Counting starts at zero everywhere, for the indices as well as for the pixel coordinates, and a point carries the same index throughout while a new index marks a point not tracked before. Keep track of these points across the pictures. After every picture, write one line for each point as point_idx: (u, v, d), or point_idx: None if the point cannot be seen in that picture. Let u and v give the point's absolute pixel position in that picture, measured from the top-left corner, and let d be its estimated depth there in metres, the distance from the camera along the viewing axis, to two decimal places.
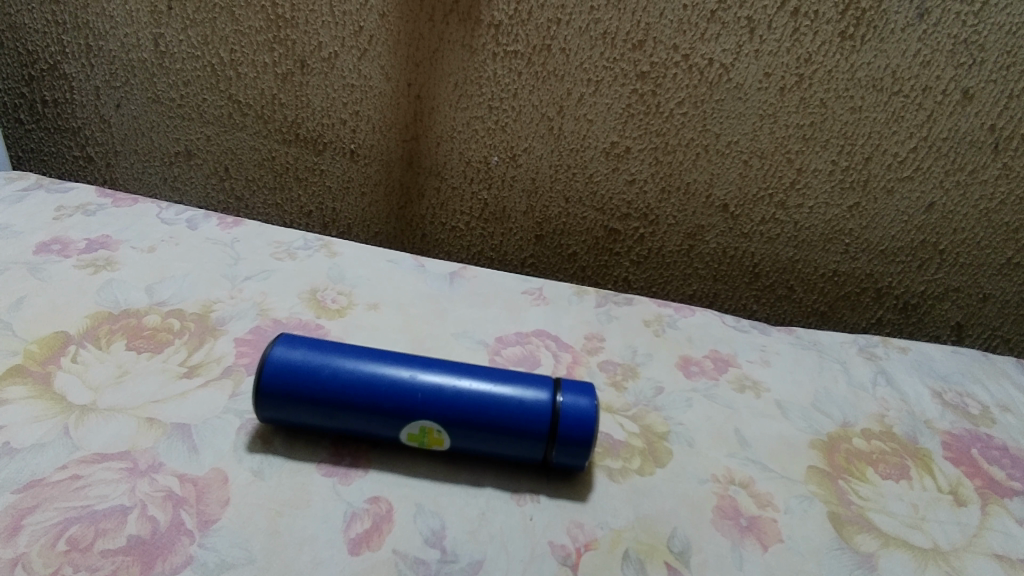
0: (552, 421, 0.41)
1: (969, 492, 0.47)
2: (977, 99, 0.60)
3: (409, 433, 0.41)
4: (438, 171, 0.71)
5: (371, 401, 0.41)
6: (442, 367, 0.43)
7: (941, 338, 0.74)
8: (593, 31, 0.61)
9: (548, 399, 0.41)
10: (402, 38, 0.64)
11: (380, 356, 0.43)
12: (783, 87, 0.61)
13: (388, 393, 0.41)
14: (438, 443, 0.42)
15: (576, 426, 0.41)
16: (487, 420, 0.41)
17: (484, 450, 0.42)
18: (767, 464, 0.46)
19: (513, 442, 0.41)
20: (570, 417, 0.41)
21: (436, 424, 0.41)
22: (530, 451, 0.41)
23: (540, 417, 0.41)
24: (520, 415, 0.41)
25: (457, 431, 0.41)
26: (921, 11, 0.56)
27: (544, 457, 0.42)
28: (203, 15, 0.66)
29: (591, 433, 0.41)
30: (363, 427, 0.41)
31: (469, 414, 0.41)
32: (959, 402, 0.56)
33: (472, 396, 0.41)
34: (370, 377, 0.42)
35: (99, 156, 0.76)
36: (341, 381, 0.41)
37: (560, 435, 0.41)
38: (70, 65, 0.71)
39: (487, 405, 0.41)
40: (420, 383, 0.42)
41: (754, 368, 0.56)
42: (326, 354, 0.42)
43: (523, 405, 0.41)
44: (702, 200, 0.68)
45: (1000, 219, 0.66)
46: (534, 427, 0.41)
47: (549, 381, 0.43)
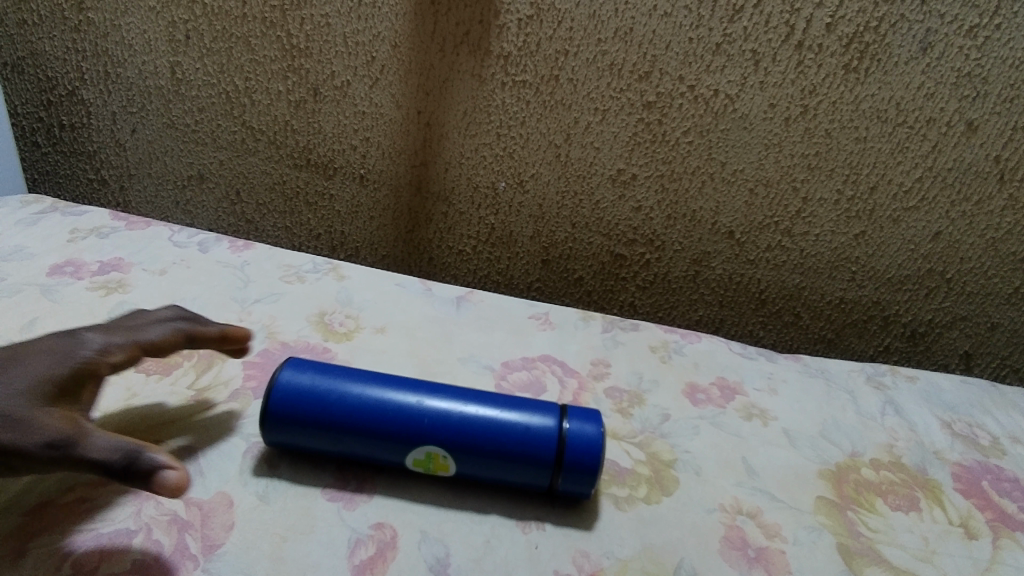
0: (558, 448, 0.41)
1: (980, 525, 0.46)
2: (981, 130, 0.60)
3: (412, 459, 0.41)
4: (446, 197, 0.72)
5: (375, 426, 0.41)
6: (449, 393, 0.43)
7: (950, 367, 0.74)
8: (600, 62, 0.62)
9: (555, 426, 0.41)
10: (413, 67, 0.65)
11: (387, 381, 0.43)
12: (787, 118, 0.62)
13: (395, 418, 0.41)
14: (444, 468, 0.42)
15: (581, 453, 0.40)
16: (493, 446, 0.41)
17: (490, 477, 0.41)
18: (775, 494, 0.46)
19: (518, 469, 0.41)
20: (577, 445, 0.41)
21: (441, 450, 0.41)
22: (535, 478, 0.41)
23: (546, 443, 0.41)
24: (526, 441, 0.41)
25: (463, 456, 0.41)
26: (924, 45, 0.57)
27: (550, 485, 0.41)
28: (219, 44, 0.67)
29: (597, 461, 0.41)
30: (369, 452, 0.41)
31: (475, 440, 0.41)
32: (969, 432, 0.55)
33: (478, 422, 0.41)
34: (377, 402, 0.42)
35: (113, 179, 0.78)
36: (347, 405, 0.41)
37: (566, 463, 0.40)
38: (88, 91, 0.72)
39: (494, 431, 0.41)
40: (427, 409, 0.42)
41: (761, 397, 0.56)
42: (333, 378, 0.42)
43: (528, 431, 0.41)
44: (707, 227, 0.69)
45: (1008, 249, 0.66)
46: (540, 454, 0.41)
47: (555, 409, 0.43)
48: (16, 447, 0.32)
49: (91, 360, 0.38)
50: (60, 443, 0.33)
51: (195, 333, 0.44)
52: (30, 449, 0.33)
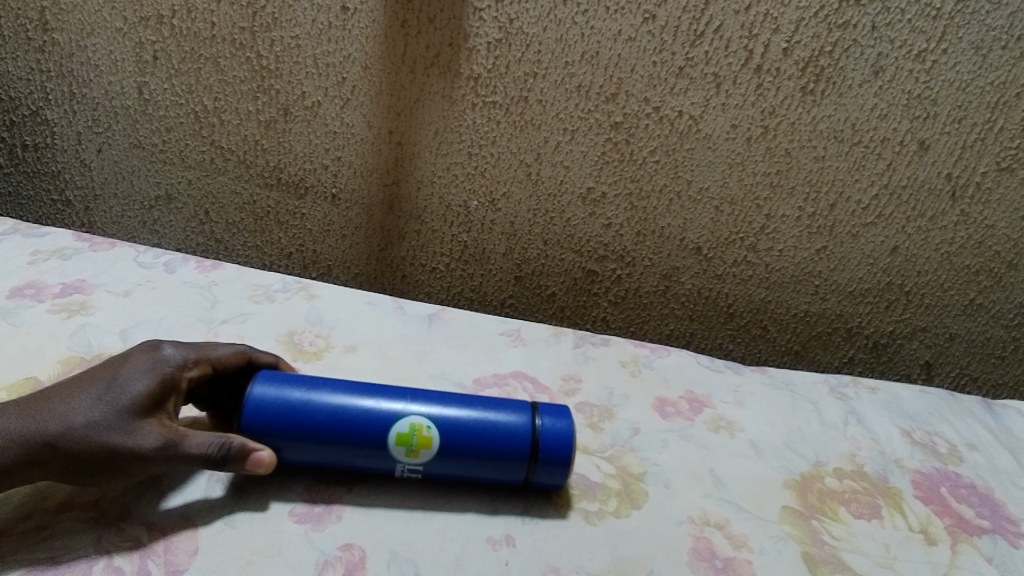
0: (532, 443, 0.43)
1: (938, 531, 0.47)
2: (932, 149, 0.62)
3: (392, 446, 0.42)
4: (418, 215, 0.72)
5: (344, 430, 0.42)
6: (413, 394, 0.44)
7: (911, 377, 0.76)
8: (568, 84, 0.63)
9: (526, 423, 0.43)
10: (383, 89, 0.66)
11: (351, 388, 0.44)
12: (749, 138, 0.64)
13: (366, 423, 0.42)
14: (426, 445, 0.42)
15: (556, 446, 0.43)
16: (469, 445, 0.43)
17: (468, 476, 0.43)
18: (742, 505, 0.47)
19: (496, 465, 0.43)
20: (549, 439, 0.43)
21: (418, 449, 0.42)
22: (511, 474, 0.43)
23: (519, 439, 0.43)
24: (498, 438, 0.43)
25: (440, 456, 0.43)
26: (876, 68, 0.59)
27: (526, 478, 0.43)
28: (187, 65, 0.67)
29: (570, 453, 0.43)
30: (344, 458, 0.42)
31: (450, 438, 0.43)
32: (928, 441, 0.57)
33: (449, 422, 0.43)
34: (343, 406, 0.43)
35: (78, 200, 0.77)
36: (315, 412, 0.42)
37: (540, 457, 0.43)
38: (52, 111, 0.72)
39: (465, 430, 0.43)
40: (394, 409, 0.43)
41: (729, 410, 0.57)
42: (297, 386, 0.43)
43: (500, 428, 0.43)
44: (676, 243, 0.70)
45: (962, 262, 0.68)
46: (516, 451, 0.43)
47: (522, 405, 0.45)
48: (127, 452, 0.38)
49: (177, 372, 0.41)
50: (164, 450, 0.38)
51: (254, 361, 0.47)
52: (147, 451, 0.38)
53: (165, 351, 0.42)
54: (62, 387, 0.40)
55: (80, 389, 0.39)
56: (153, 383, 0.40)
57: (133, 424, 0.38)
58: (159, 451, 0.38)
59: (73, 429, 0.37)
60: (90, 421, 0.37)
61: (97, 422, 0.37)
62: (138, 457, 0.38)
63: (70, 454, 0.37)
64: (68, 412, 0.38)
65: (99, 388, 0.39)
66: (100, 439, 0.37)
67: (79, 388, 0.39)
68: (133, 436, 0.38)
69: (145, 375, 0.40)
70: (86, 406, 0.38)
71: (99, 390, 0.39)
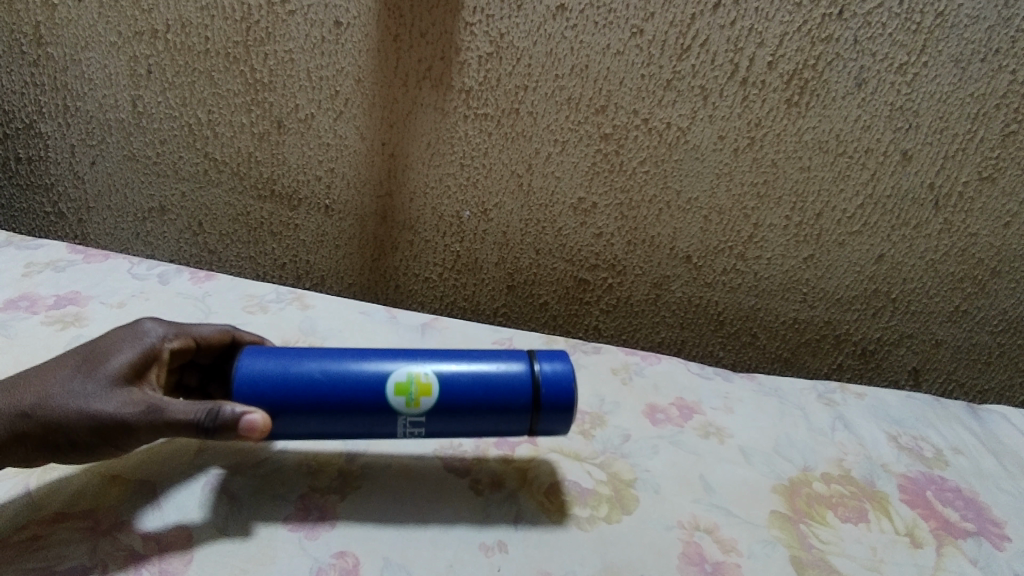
0: (527, 387, 0.45)
1: (925, 534, 0.48)
2: (915, 160, 0.64)
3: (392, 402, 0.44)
4: (411, 225, 0.73)
5: (345, 400, 0.43)
6: (402, 354, 0.46)
7: (900, 383, 0.77)
8: (558, 96, 0.64)
9: (516, 370, 0.45)
10: (376, 101, 0.66)
11: (337, 354, 0.45)
12: (736, 149, 0.65)
13: (365, 383, 0.44)
14: (425, 393, 0.44)
15: (551, 388, 0.45)
16: (472, 397, 0.44)
17: (480, 428, 0.45)
18: (732, 510, 0.47)
19: (503, 413, 0.44)
20: (541, 382, 0.45)
21: (422, 402, 0.44)
22: (518, 420, 0.45)
23: (517, 388, 0.45)
24: (497, 391, 0.45)
25: (448, 411, 0.44)
26: (859, 81, 0.60)
27: (534, 425, 0.45)
28: (181, 79, 0.68)
29: (568, 390, 0.45)
30: (354, 419, 0.44)
31: (451, 391, 0.44)
32: (914, 445, 0.58)
33: (445, 379, 0.44)
34: (338, 373, 0.44)
35: (71, 212, 0.78)
36: (313, 380, 0.43)
37: (541, 404, 0.45)
38: (46, 124, 0.73)
39: (463, 387, 0.44)
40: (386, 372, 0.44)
41: (719, 416, 0.58)
42: (285, 359, 0.44)
43: (498, 381, 0.45)
44: (666, 252, 0.71)
45: (946, 270, 0.69)
46: (516, 395, 0.44)
47: (510, 355, 0.46)
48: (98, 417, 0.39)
49: (156, 345, 0.44)
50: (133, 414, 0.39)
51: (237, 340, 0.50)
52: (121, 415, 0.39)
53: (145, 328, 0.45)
54: (47, 369, 0.42)
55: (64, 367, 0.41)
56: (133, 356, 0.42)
57: (113, 392, 0.40)
58: (143, 418, 0.39)
59: (58, 403, 0.39)
60: (75, 394, 0.39)
61: (80, 394, 0.39)
62: (120, 423, 0.39)
63: (58, 428, 0.39)
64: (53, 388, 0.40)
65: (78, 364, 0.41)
66: (85, 410, 0.39)
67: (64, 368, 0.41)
68: (117, 404, 0.39)
69: (125, 348, 0.42)
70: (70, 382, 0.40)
71: (79, 365, 0.41)
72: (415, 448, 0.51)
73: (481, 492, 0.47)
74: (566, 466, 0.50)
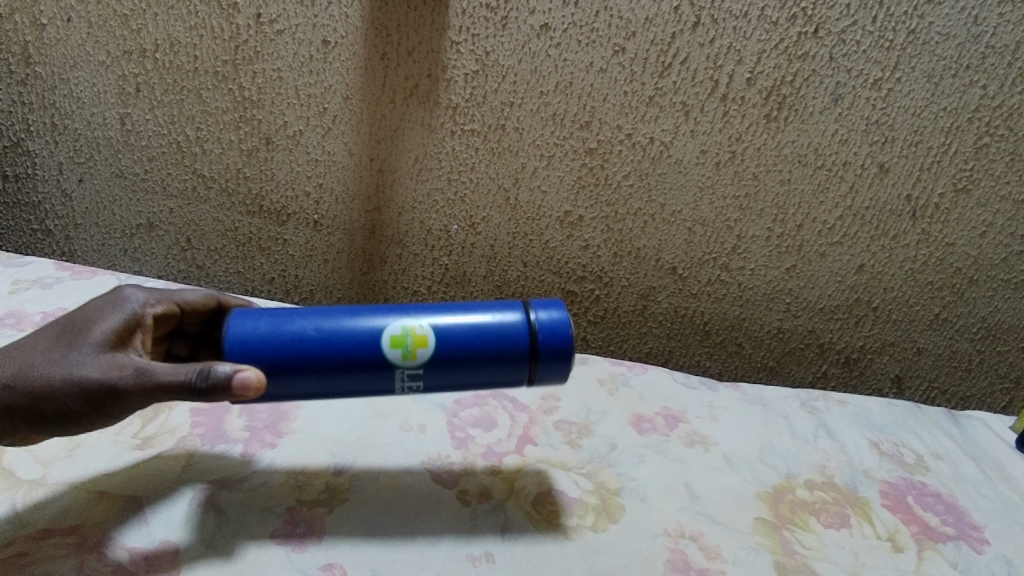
0: (523, 337, 0.47)
1: (905, 538, 0.49)
2: (892, 172, 0.65)
3: (393, 357, 0.46)
4: (400, 239, 0.74)
5: (352, 358, 0.46)
6: (396, 311, 0.48)
7: (883, 391, 0.78)
8: (543, 113, 0.65)
9: (509, 320, 0.48)
10: (364, 117, 0.67)
11: (327, 313, 0.47)
12: (717, 163, 0.66)
13: (363, 336, 0.46)
14: (422, 344, 0.47)
15: (548, 334, 0.47)
16: (470, 346, 0.47)
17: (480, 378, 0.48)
18: (716, 517, 0.48)
19: (502, 362, 0.47)
20: (536, 330, 0.47)
21: (422, 352, 0.46)
22: (516, 368, 0.47)
23: (516, 338, 0.47)
24: (497, 343, 0.47)
25: (447, 362, 0.47)
26: (835, 97, 0.62)
27: (530, 374, 0.48)
28: (170, 97, 0.68)
29: (565, 334, 0.48)
30: (356, 372, 0.46)
31: (448, 342, 0.47)
32: (895, 452, 0.59)
33: (446, 334, 0.47)
34: (332, 329, 0.46)
35: (58, 229, 0.78)
36: (310, 338, 0.46)
37: (540, 353, 0.47)
38: (34, 142, 0.73)
39: (464, 342, 0.47)
40: (387, 329, 0.47)
41: (704, 424, 0.59)
42: (278, 319, 0.46)
43: (492, 330, 0.47)
44: (652, 263, 0.73)
45: (925, 279, 0.71)
46: (513, 343, 0.47)
47: (504, 307, 0.49)
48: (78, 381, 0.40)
49: (138, 311, 0.47)
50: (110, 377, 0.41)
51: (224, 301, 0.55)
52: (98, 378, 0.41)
53: (127, 295, 0.48)
54: (31, 342, 0.43)
55: (50, 340, 0.43)
56: (117, 323, 0.45)
57: (93, 357, 0.42)
58: (133, 382, 0.41)
59: (45, 374, 0.41)
60: (59, 363, 0.41)
61: (67, 363, 0.41)
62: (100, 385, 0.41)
63: (48, 399, 0.41)
64: (41, 360, 0.41)
65: (58, 336, 0.43)
66: (73, 379, 0.40)
67: (50, 340, 0.43)
68: (105, 369, 0.41)
69: (110, 317, 0.45)
70: (56, 353, 0.42)
71: (60, 336, 0.43)
72: (403, 461, 0.51)
73: (468, 502, 0.48)
74: (553, 476, 0.51)
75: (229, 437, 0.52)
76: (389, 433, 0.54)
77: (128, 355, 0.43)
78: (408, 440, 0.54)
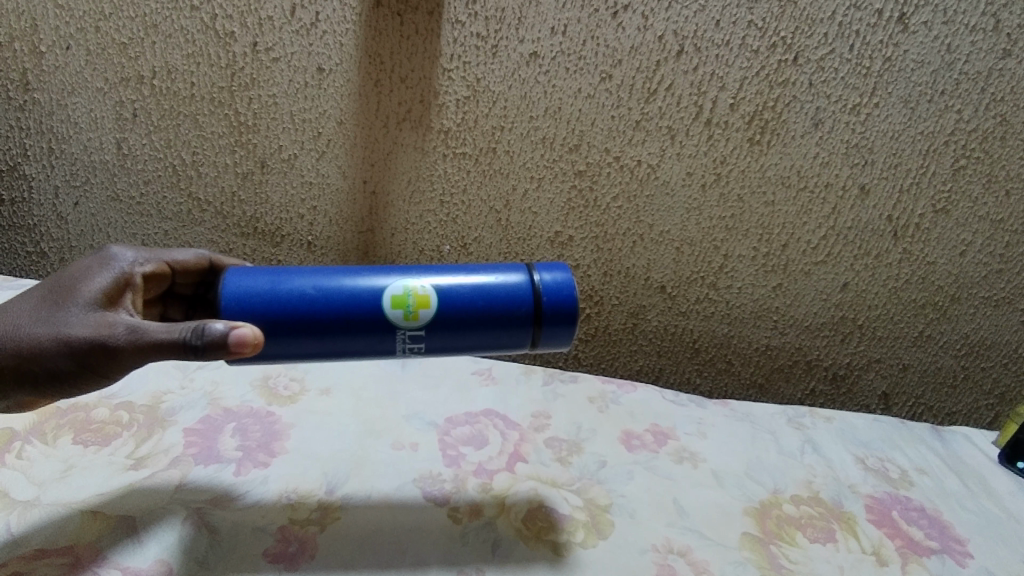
0: (526, 299, 0.49)
1: (890, 552, 0.50)
2: (873, 194, 0.67)
3: (396, 317, 0.48)
4: (393, 260, 0.75)
5: (356, 317, 0.48)
6: (397, 272, 0.50)
7: (871, 407, 0.80)
8: (533, 136, 0.67)
9: (512, 282, 0.49)
10: (358, 142, 0.69)
11: (328, 273, 0.49)
12: (703, 185, 0.68)
13: (365, 296, 0.48)
14: (424, 305, 0.48)
15: (552, 296, 0.49)
16: (472, 307, 0.48)
17: (481, 339, 0.49)
18: (704, 532, 0.49)
19: (504, 322, 0.49)
20: (539, 293, 0.49)
21: (425, 312, 0.48)
22: (519, 328, 0.49)
23: (520, 299, 0.49)
24: (501, 303, 0.49)
25: (449, 322, 0.48)
26: (816, 121, 0.64)
27: (531, 335, 0.50)
28: (167, 122, 0.70)
29: (568, 296, 0.50)
30: (358, 330, 0.48)
31: (451, 303, 0.48)
32: (880, 467, 0.60)
33: (449, 294, 0.48)
34: (332, 289, 0.48)
35: (53, 251, 0.79)
36: (311, 297, 0.47)
37: (544, 313, 0.49)
38: (30, 166, 0.74)
39: (468, 302, 0.48)
40: (391, 288, 0.48)
41: (693, 441, 0.60)
42: (276, 278, 0.48)
43: (494, 291, 0.49)
44: (641, 282, 0.74)
45: (908, 297, 0.72)
46: (516, 304, 0.49)
47: (507, 269, 0.51)
48: (67, 339, 0.41)
49: (127, 271, 0.49)
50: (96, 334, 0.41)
51: (217, 261, 0.59)
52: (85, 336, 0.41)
53: (115, 253, 0.50)
54: (16, 305, 0.44)
55: (37, 301, 0.43)
56: (107, 283, 0.46)
57: (83, 317, 0.42)
58: (126, 340, 0.41)
59: (34, 333, 0.41)
60: (48, 323, 0.42)
61: (56, 322, 0.42)
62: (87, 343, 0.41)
63: (38, 358, 0.41)
64: (30, 320, 0.42)
65: (45, 299, 0.44)
66: (63, 338, 0.41)
67: (37, 302, 0.44)
68: (95, 328, 0.42)
69: (99, 277, 0.46)
70: (44, 314, 0.42)
71: (48, 298, 0.44)
72: (395, 479, 0.52)
73: (459, 520, 0.49)
74: (544, 493, 0.52)
75: (222, 456, 0.52)
76: (381, 452, 0.55)
77: (118, 314, 0.45)
78: (400, 459, 0.54)
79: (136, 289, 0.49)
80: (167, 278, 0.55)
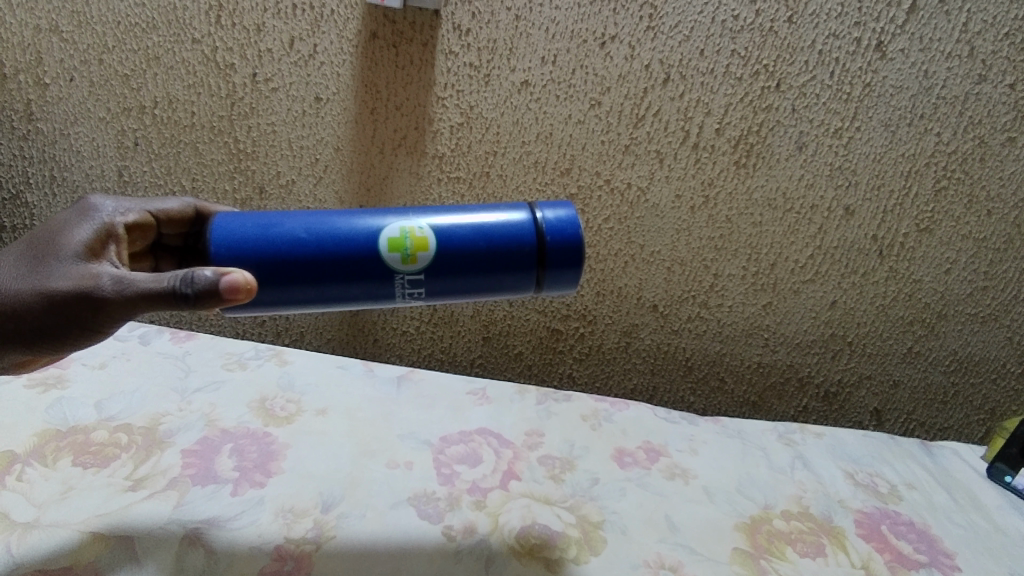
0: (527, 238, 0.50)
1: (879, 566, 0.51)
2: (857, 214, 0.69)
3: (393, 261, 0.49)
4: None
5: (351, 260, 0.49)
6: (393, 214, 0.51)
7: (863, 423, 0.81)
8: (525, 161, 0.69)
9: (510, 222, 0.50)
10: (356, 167, 0.70)
11: (321, 216, 0.50)
12: (692, 207, 0.70)
13: (362, 239, 0.49)
14: (421, 248, 0.49)
15: (555, 235, 0.50)
16: (471, 249, 0.49)
17: (484, 281, 0.50)
18: (695, 548, 0.50)
19: (505, 264, 0.50)
20: (541, 232, 0.50)
21: (426, 254, 0.49)
22: (523, 271, 0.50)
23: (523, 239, 0.50)
24: (500, 244, 0.50)
25: (450, 264, 0.49)
26: (799, 144, 0.66)
27: (536, 276, 0.51)
28: (168, 150, 0.72)
29: (573, 234, 0.50)
30: (356, 272, 0.49)
31: (451, 245, 0.49)
32: (869, 482, 0.61)
33: (448, 235, 0.49)
34: (326, 233, 0.49)
35: None
36: (306, 241, 0.49)
37: (547, 253, 0.50)
38: (32, 194, 0.76)
39: (467, 243, 0.49)
40: (387, 230, 0.49)
41: (684, 457, 0.61)
42: (268, 223, 0.49)
43: (493, 232, 0.50)
44: (633, 301, 0.75)
45: (896, 314, 0.74)
46: (518, 245, 0.50)
47: (509, 209, 0.51)
48: (50, 293, 0.42)
49: (108, 222, 0.50)
50: (78, 284, 0.42)
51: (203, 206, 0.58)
52: (67, 288, 0.42)
53: (96, 206, 0.51)
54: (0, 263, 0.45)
55: (21, 258, 0.45)
56: (88, 236, 0.47)
57: (65, 270, 0.44)
58: (111, 291, 0.42)
59: (18, 290, 0.43)
60: (32, 279, 0.43)
61: (39, 278, 0.43)
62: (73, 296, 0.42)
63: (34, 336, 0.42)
64: (14, 277, 0.43)
65: (28, 256, 0.45)
66: (52, 308, 0.42)
67: (20, 259, 0.45)
68: (77, 280, 0.43)
69: (81, 230, 0.47)
70: (27, 271, 0.44)
71: (31, 255, 0.45)
72: (390, 499, 0.53)
73: (453, 537, 0.49)
74: (536, 511, 0.53)
75: (219, 477, 0.53)
76: (376, 471, 0.55)
77: (102, 265, 0.46)
78: (395, 477, 0.55)
79: (119, 239, 0.50)
80: (152, 228, 0.56)
